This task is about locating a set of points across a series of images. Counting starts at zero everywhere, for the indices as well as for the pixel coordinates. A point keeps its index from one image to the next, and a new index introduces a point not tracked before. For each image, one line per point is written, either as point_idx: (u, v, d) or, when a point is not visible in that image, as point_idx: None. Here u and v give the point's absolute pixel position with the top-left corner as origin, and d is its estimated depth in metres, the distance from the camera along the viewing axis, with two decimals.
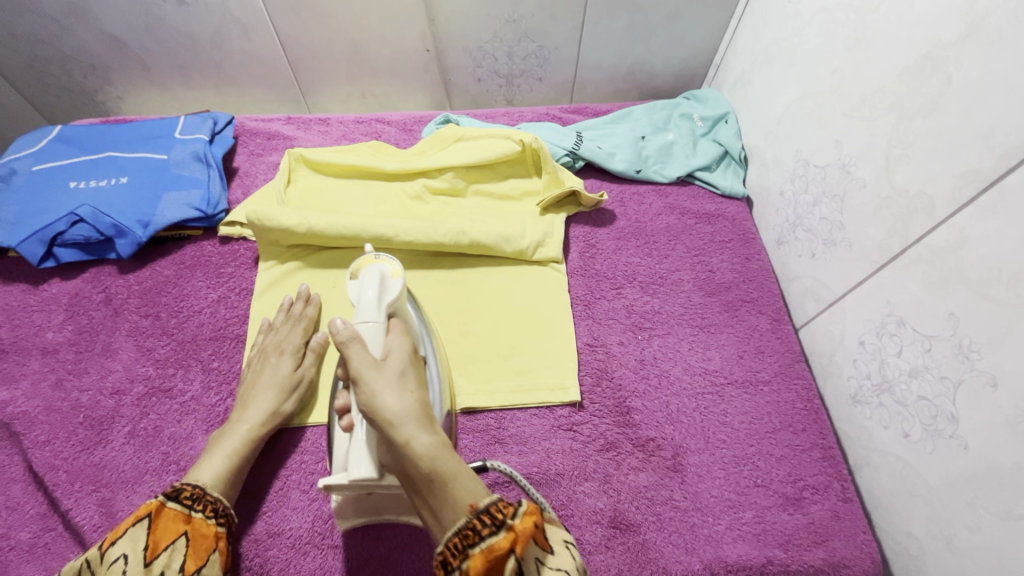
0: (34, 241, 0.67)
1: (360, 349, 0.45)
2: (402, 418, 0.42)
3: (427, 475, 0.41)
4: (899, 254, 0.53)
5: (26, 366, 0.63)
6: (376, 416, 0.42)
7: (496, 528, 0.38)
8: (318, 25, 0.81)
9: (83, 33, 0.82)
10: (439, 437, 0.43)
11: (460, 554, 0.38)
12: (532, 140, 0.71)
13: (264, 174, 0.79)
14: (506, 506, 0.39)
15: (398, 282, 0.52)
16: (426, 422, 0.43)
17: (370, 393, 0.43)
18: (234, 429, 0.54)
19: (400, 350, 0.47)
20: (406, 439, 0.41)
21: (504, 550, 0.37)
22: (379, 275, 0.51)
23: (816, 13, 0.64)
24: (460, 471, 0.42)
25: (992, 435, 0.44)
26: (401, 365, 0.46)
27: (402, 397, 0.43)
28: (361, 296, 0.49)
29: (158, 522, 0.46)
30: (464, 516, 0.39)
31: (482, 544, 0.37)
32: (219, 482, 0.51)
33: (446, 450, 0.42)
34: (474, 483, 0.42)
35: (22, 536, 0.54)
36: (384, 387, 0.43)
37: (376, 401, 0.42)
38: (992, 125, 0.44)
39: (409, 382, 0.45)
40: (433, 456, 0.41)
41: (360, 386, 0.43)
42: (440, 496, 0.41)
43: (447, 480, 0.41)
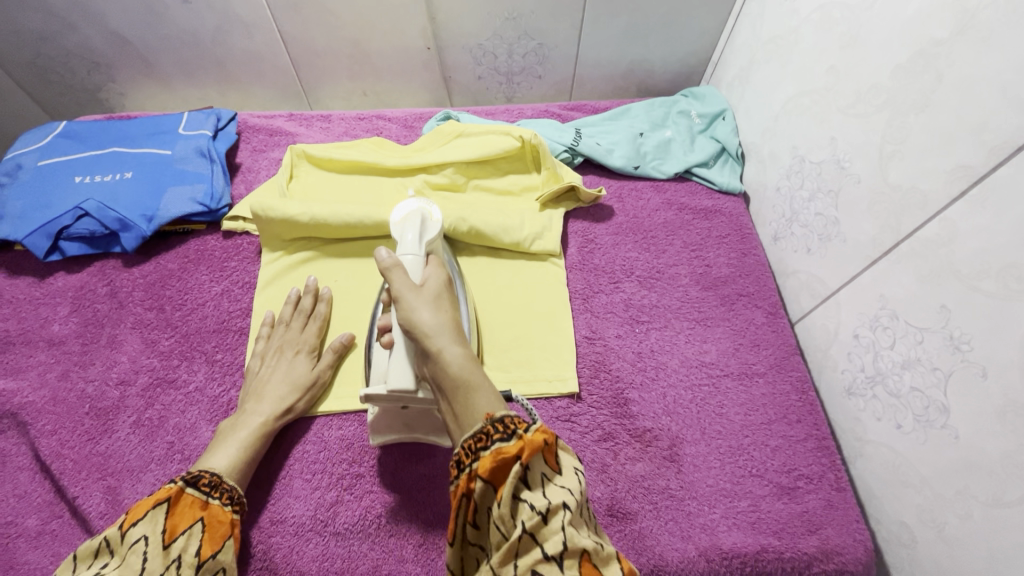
0: (40, 235, 0.68)
1: (401, 275, 0.50)
2: (436, 331, 0.46)
3: (454, 381, 0.44)
4: (892, 247, 0.54)
5: (32, 358, 0.64)
6: (413, 329, 0.46)
7: (507, 435, 0.39)
8: (320, 23, 0.82)
9: (88, 30, 0.83)
10: (467, 351, 0.46)
11: (473, 453, 0.40)
12: (531, 136, 0.72)
13: (267, 169, 0.80)
14: (521, 422, 0.41)
15: (434, 227, 0.57)
16: (458, 337, 0.47)
17: (409, 310, 0.47)
18: (248, 421, 0.55)
19: (436, 279, 0.52)
20: (438, 348, 0.45)
21: (511, 454, 0.38)
22: (418, 220, 0.57)
23: (812, 12, 0.65)
24: (483, 384, 0.44)
25: (981, 425, 0.45)
26: (437, 292, 0.50)
27: (437, 315, 0.48)
28: (403, 236, 0.55)
29: (177, 507, 0.47)
30: (480, 421, 0.41)
31: (492, 447, 0.39)
32: (233, 472, 0.52)
33: (473, 364, 0.45)
34: (495, 396, 0.44)
35: (29, 523, 0.54)
36: (421, 305, 0.48)
37: (414, 317, 0.47)
38: (983, 121, 0.45)
39: (444, 306, 0.50)
40: (461, 365, 0.44)
41: (400, 304, 0.48)
42: (462, 403, 0.43)
43: (470, 388, 0.44)
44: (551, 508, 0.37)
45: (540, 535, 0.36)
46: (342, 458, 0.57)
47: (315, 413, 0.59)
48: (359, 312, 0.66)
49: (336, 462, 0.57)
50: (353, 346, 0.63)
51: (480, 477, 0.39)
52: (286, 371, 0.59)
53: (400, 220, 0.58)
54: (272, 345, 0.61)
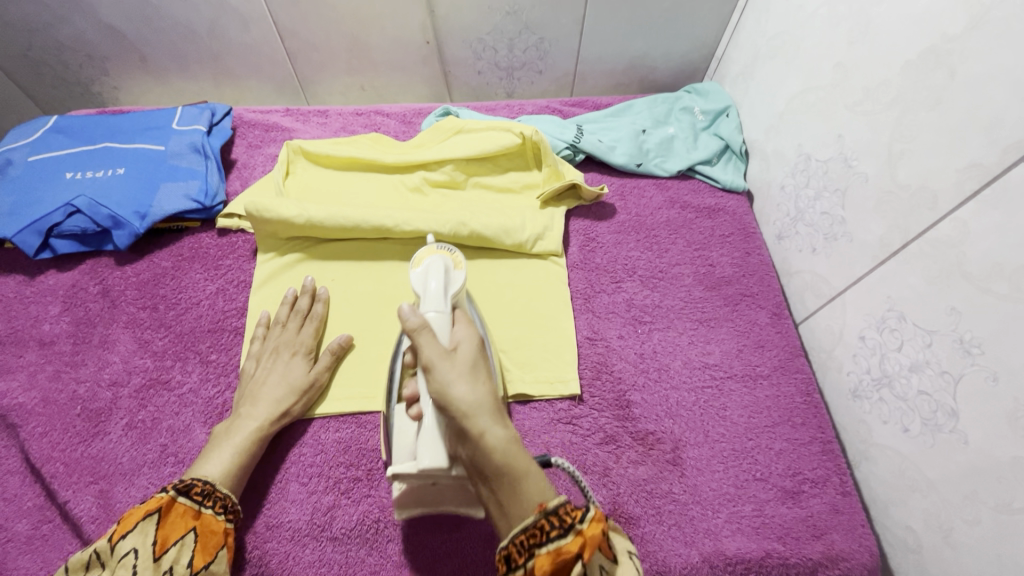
0: (30, 232, 0.66)
1: (430, 338, 0.45)
2: (476, 409, 0.41)
3: (498, 468, 0.41)
4: (900, 248, 0.53)
5: (23, 358, 0.63)
6: (449, 406, 0.41)
7: (565, 531, 0.37)
8: (316, 16, 0.80)
9: (79, 22, 0.81)
10: (511, 431, 0.42)
11: (527, 552, 0.38)
12: (532, 133, 0.71)
13: (263, 165, 0.79)
14: (573, 510, 0.39)
15: (459, 274, 0.53)
16: (499, 415, 0.42)
17: (443, 383, 0.42)
18: (242, 426, 0.53)
19: (468, 341, 0.47)
20: (481, 431, 0.41)
21: (572, 554, 0.36)
22: (440, 267, 0.53)
23: (819, 6, 0.64)
24: (530, 468, 0.41)
25: (991, 429, 0.44)
26: (472, 358, 0.45)
27: (475, 388, 0.43)
28: (426, 288, 0.51)
29: (168, 517, 0.45)
30: (531, 515, 0.39)
31: (549, 545, 0.37)
32: (227, 477, 0.50)
33: (518, 447, 0.42)
34: (543, 481, 0.41)
35: (19, 528, 0.53)
36: (456, 378, 0.43)
37: (450, 392, 0.42)
38: (997, 119, 0.44)
39: (480, 373, 0.45)
40: (506, 451, 0.41)
41: (432, 376, 0.43)
42: (510, 493, 0.41)
43: (518, 476, 0.41)
44: None
45: None
46: (338, 462, 0.56)
47: (312, 415, 0.58)
48: (358, 313, 0.65)
49: (333, 465, 0.56)
50: (351, 347, 0.62)
51: None
52: (282, 374, 0.57)
53: (421, 267, 0.53)
54: (268, 345, 0.60)
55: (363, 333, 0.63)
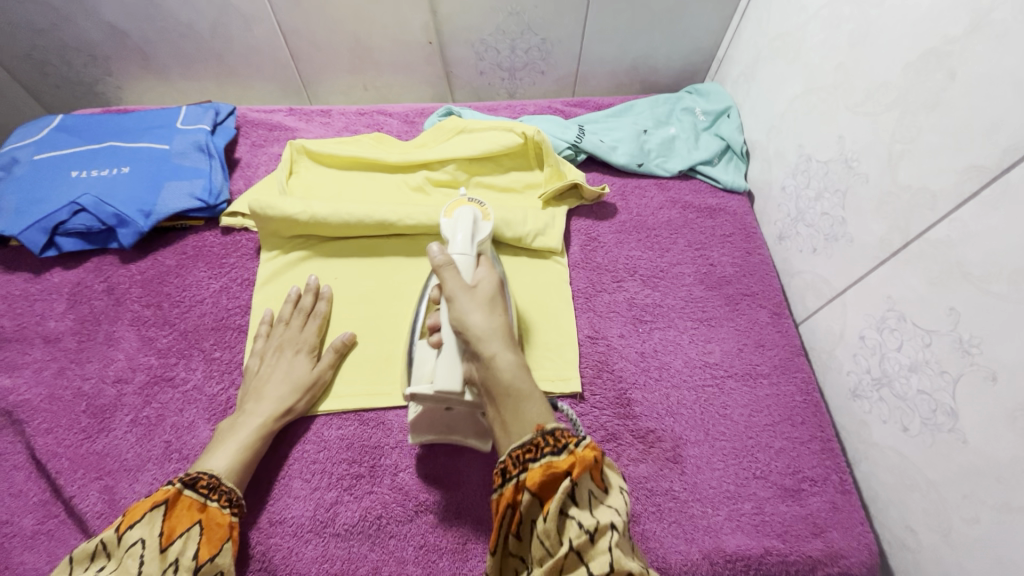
0: (36, 230, 0.67)
1: (453, 274, 0.49)
2: (489, 334, 0.45)
3: (504, 387, 0.44)
4: (900, 248, 0.53)
5: (28, 355, 0.63)
6: (465, 331, 0.46)
7: (558, 449, 0.40)
8: (320, 16, 0.81)
9: (84, 22, 0.82)
10: (520, 359, 0.46)
11: (521, 465, 0.40)
12: (535, 132, 0.71)
13: (266, 165, 0.79)
14: (570, 435, 0.41)
15: (486, 226, 0.56)
16: (510, 343, 0.46)
17: (461, 312, 0.47)
18: (247, 422, 0.54)
19: (489, 281, 0.51)
20: (492, 354, 0.44)
21: (562, 469, 0.38)
22: (469, 218, 0.56)
23: (820, 8, 0.64)
24: (533, 392, 0.44)
25: (990, 428, 0.45)
26: (490, 295, 0.49)
27: (490, 317, 0.47)
28: (454, 235, 0.54)
29: (174, 509, 0.46)
30: (530, 432, 0.42)
31: (542, 460, 0.39)
32: (233, 473, 0.51)
33: (524, 373, 0.45)
34: (544, 406, 0.44)
35: (24, 523, 0.54)
36: (474, 308, 0.47)
37: (467, 319, 0.46)
38: (996, 121, 0.44)
39: (498, 308, 0.49)
40: (513, 373, 0.44)
41: (452, 305, 0.47)
42: (512, 411, 0.44)
43: (522, 396, 0.44)
44: (600, 529, 0.37)
45: (586, 554, 0.36)
46: (341, 458, 0.57)
47: (315, 412, 0.59)
48: (360, 313, 0.65)
49: (336, 462, 0.56)
50: (354, 345, 0.63)
51: (527, 490, 0.39)
52: (286, 372, 0.58)
53: (451, 217, 0.56)
54: (272, 343, 0.60)
55: (365, 331, 0.64)
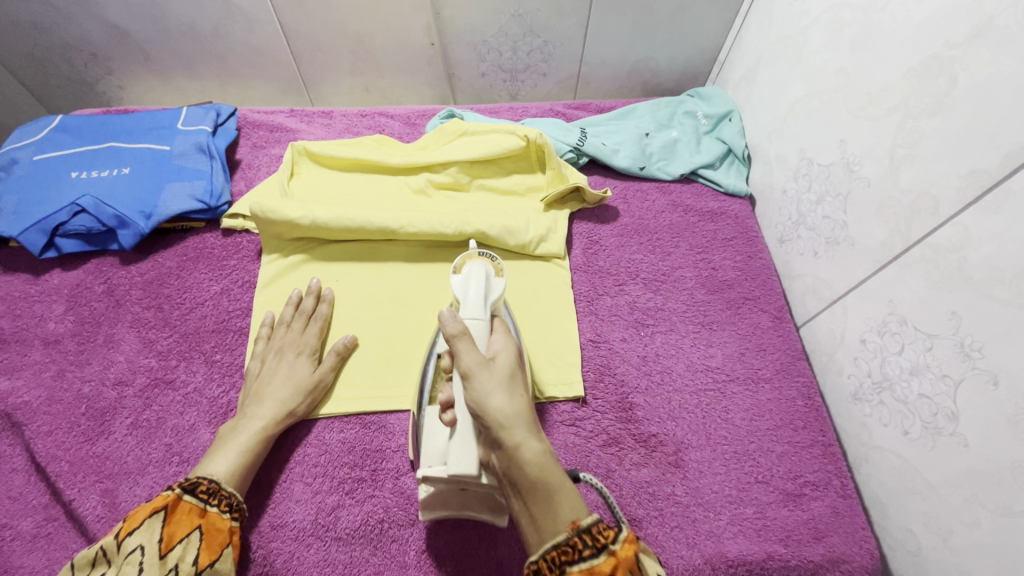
0: (35, 231, 0.66)
1: (468, 345, 0.45)
2: (512, 421, 0.42)
3: (531, 481, 0.41)
4: (901, 253, 0.53)
5: (27, 357, 0.63)
6: (486, 416, 0.42)
7: (598, 551, 0.37)
8: (322, 17, 0.80)
9: (85, 22, 0.81)
10: (546, 445, 0.43)
11: (558, 569, 0.38)
12: (536, 135, 0.71)
13: (267, 166, 0.79)
14: (606, 528, 0.39)
15: (500, 284, 0.55)
16: (535, 428, 0.43)
17: (480, 393, 0.43)
18: (247, 425, 0.54)
19: (506, 353, 0.48)
20: (517, 445, 0.41)
21: (604, 574, 0.37)
22: (482, 276, 0.54)
23: (823, 12, 0.64)
24: (564, 485, 0.41)
25: (990, 433, 0.45)
26: (508, 368, 0.46)
27: (512, 399, 0.43)
28: (466, 295, 0.52)
29: (174, 515, 0.46)
30: (565, 532, 0.39)
31: (581, 564, 0.37)
32: (233, 476, 0.51)
33: (551, 463, 0.42)
34: (576, 500, 0.41)
35: (23, 526, 0.53)
36: (493, 388, 0.43)
37: (487, 403, 0.42)
38: (997, 126, 0.45)
39: (517, 385, 0.45)
40: (541, 465, 0.41)
41: (469, 384, 0.43)
42: (542, 509, 0.40)
43: (552, 491, 0.41)
44: None
45: None
46: (343, 462, 0.56)
47: (316, 415, 0.59)
48: (362, 315, 0.65)
49: (337, 465, 0.56)
50: (356, 347, 0.63)
51: None
52: (287, 374, 0.58)
53: (462, 274, 0.54)
54: (273, 346, 0.60)
55: (366, 334, 0.64)
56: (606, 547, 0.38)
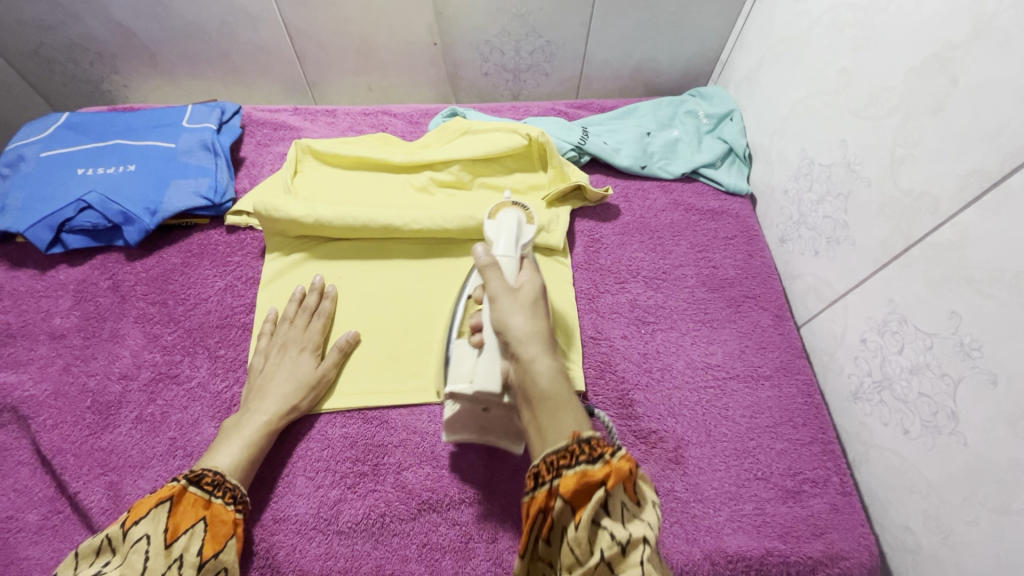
0: (42, 227, 0.67)
1: (496, 275, 0.49)
2: (529, 338, 0.44)
3: (541, 394, 0.43)
4: (902, 251, 0.54)
5: (33, 351, 0.63)
6: (505, 333, 0.45)
7: (593, 458, 0.39)
8: (326, 17, 0.81)
9: (91, 21, 0.82)
10: (560, 365, 0.45)
11: (554, 471, 0.39)
12: (538, 134, 0.71)
13: (271, 164, 0.80)
14: (605, 444, 0.40)
15: (531, 229, 0.56)
16: (551, 348, 0.45)
17: (502, 312, 0.46)
18: (251, 420, 0.54)
19: (533, 284, 0.49)
20: (531, 358, 0.44)
21: (597, 478, 0.38)
22: (514, 220, 0.55)
23: (824, 13, 0.64)
24: (571, 402, 0.43)
25: (989, 431, 0.45)
26: (533, 297, 0.48)
27: (532, 321, 0.46)
28: (497, 236, 0.54)
29: (180, 505, 0.46)
30: (565, 440, 0.40)
31: (576, 468, 0.39)
32: (237, 471, 0.51)
33: (564, 381, 0.44)
34: (582, 416, 0.42)
35: (30, 518, 0.54)
36: (515, 310, 0.46)
37: (508, 321, 0.45)
38: (997, 126, 0.45)
39: (541, 312, 0.47)
40: (551, 378, 0.43)
41: (494, 305, 0.47)
42: (546, 418, 0.42)
43: (559, 404, 0.42)
44: (632, 542, 0.36)
45: (616, 566, 0.36)
46: (344, 457, 0.57)
47: (319, 410, 0.59)
48: (364, 313, 0.65)
49: (339, 460, 0.57)
50: (358, 344, 0.63)
51: (560, 497, 0.38)
52: (291, 369, 0.58)
53: (495, 218, 0.56)
54: (276, 341, 0.61)
55: (370, 329, 0.64)
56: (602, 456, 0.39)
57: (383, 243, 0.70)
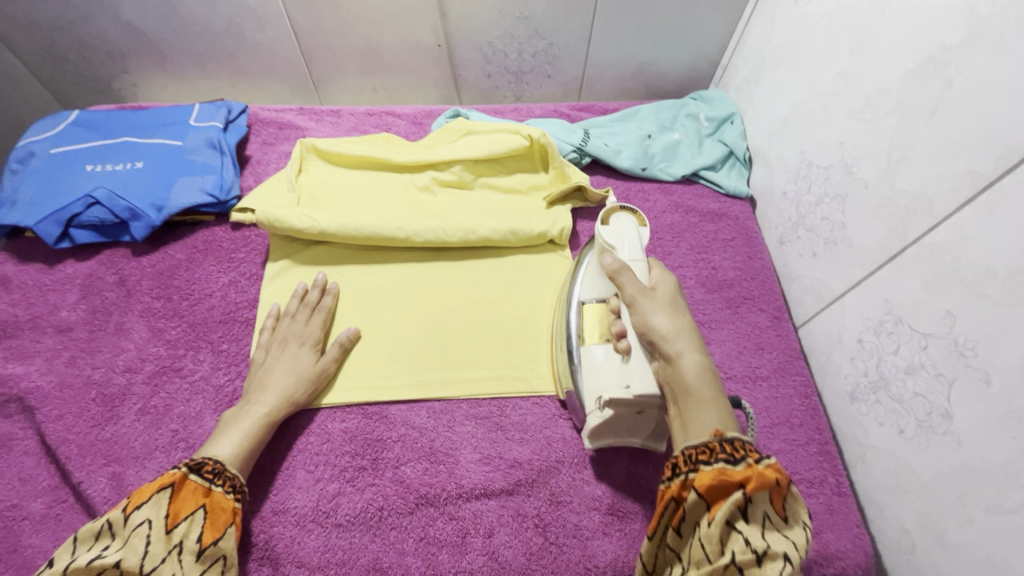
0: (51, 222, 0.68)
1: (630, 277, 0.53)
2: (674, 334, 0.50)
3: (687, 388, 0.47)
4: (898, 252, 0.54)
5: (40, 343, 0.64)
6: (651, 332, 0.50)
7: (734, 459, 0.41)
8: (331, 18, 0.82)
9: (102, 21, 0.84)
10: (705, 358, 0.49)
11: (691, 465, 0.43)
12: (540, 135, 0.72)
13: (276, 163, 0.81)
14: (751, 450, 0.42)
15: (646, 230, 0.59)
16: (696, 344, 0.50)
17: (644, 314, 0.51)
18: (250, 411, 0.55)
19: (668, 284, 0.54)
20: (677, 353, 0.49)
21: (735, 480, 0.40)
22: (630, 224, 0.58)
23: (822, 16, 0.65)
24: (714, 397, 0.47)
25: (982, 430, 0.45)
26: (670, 296, 0.53)
27: (674, 318, 0.51)
28: (619, 240, 0.57)
29: (180, 492, 0.47)
30: (708, 436, 0.44)
31: (715, 466, 0.41)
32: (237, 460, 0.52)
33: (709, 377, 0.48)
34: (722, 409, 0.46)
35: (34, 507, 0.55)
36: (656, 310, 0.51)
37: (650, 322, 0.50)
38: (990, 128, 0.45)
39: (680, 309, 0.52)
40: (697, 372, 0.48)
41: (634, 308, 0.52)
42: (691, 412, 0.46)
43: (702, 399, 0.47)
44: (770, 553, 0.38)
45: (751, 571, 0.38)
46: (344, 451, 0.57)
47: (318, 404, 0.60)
48: (365, 311, 0.66)
49: (338, 454, 0.57)
50: (358, 340, 0.64)
51: (694, 489, 0.41)
52: (294, 362, 0.59)
53: (610, 224, 0.58)
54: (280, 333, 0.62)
55: (370, 329, 0.65)
56: (743, 458, 0.41)
57: (381, 250, 0.71)
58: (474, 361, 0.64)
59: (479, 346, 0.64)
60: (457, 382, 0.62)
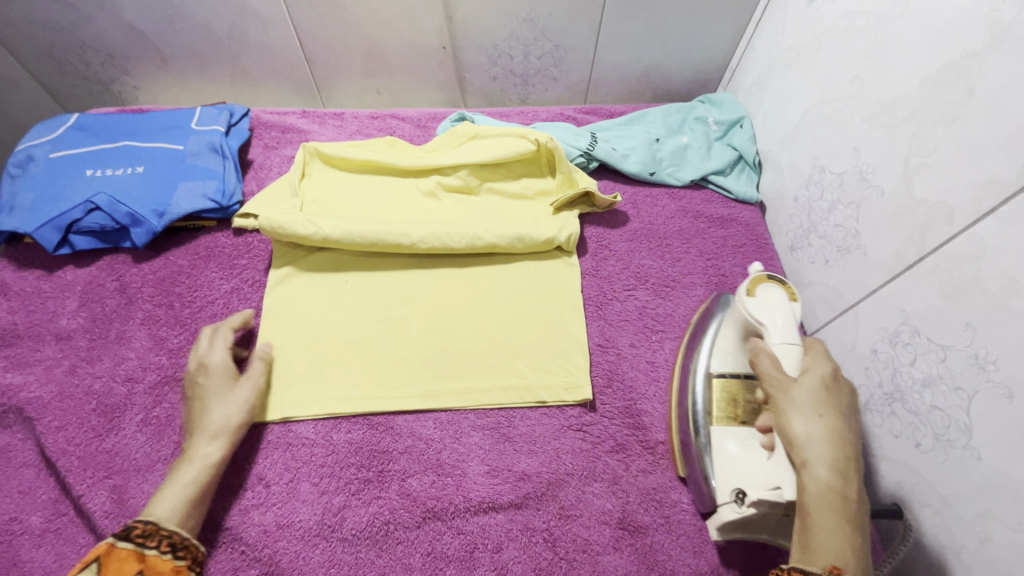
0: (50, 228, 0.67)
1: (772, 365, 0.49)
2: (807, 440, 0.44)
3: (806, 506, 0.42)
4: (915, 262, 0.53)
5: (39, 352, 0.63)
6: (781, 433, 0.46)
7: None
8: (335, 20, 0.81)
9: (102, 22, 0.82)
10: (845, 476, 0.42)
11: None
12: (547, 140, 0.71)
13: (279, 166, 0.80)
14: None
15: (798, 305, 0.54)
16: (835, 456, 0.43)
17: (779, 411, 0.46)
18: (187, 459, 0.51)
19: (817, 372, 0.47)
20: (802, 464, 0.43)
21: None
22: (780, 298, 0.54)
23: (836, 19, 0.64)
24: (839, 526, 0.41)
25: (1004, 445, 0.44)
26: (818, 388, 0.46)
27: (814, 420, 0.44)
28: (772, 317, 0.52)
29: (110, 565, 0.42)
30: (820, 568, 0.39)
31: None
32: (178, 513, 0.48)
33: (838, 501, 0.42)
34: (849, 542, 0.40)
35: (33, 520, 0.54)
36: (793, 407, 0.45)
37: (783, 420, 0.45)
38: (1013, 136, 0.44)
39: (828, 407, 0.45)
40: (821, 492, 0.42)
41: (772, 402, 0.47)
42: (805, 535, 0.42)
43: (823, 527, 0.41)
44: None
45: None
46: (349, 462, 0.57)
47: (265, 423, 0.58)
48: (371, 320, 0.65)
49: (343, 466, 0.56)
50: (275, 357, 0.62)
51: None
52: (223, 392, 0.56)
53: (757, 297, 0.54)
54: (194, 365, 0.58)
55: (375, 338, 0.64)
56: None
57: (386, 258, 0.69)
58: (481, 370, 0.62)
59: (486, 355, 0.63)
60: (463, 392, 0.61)
